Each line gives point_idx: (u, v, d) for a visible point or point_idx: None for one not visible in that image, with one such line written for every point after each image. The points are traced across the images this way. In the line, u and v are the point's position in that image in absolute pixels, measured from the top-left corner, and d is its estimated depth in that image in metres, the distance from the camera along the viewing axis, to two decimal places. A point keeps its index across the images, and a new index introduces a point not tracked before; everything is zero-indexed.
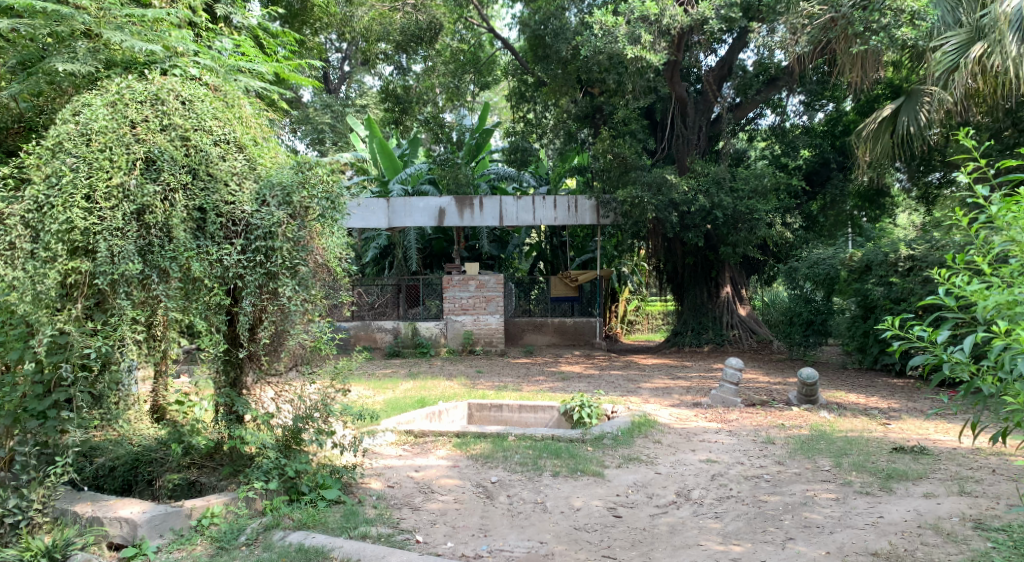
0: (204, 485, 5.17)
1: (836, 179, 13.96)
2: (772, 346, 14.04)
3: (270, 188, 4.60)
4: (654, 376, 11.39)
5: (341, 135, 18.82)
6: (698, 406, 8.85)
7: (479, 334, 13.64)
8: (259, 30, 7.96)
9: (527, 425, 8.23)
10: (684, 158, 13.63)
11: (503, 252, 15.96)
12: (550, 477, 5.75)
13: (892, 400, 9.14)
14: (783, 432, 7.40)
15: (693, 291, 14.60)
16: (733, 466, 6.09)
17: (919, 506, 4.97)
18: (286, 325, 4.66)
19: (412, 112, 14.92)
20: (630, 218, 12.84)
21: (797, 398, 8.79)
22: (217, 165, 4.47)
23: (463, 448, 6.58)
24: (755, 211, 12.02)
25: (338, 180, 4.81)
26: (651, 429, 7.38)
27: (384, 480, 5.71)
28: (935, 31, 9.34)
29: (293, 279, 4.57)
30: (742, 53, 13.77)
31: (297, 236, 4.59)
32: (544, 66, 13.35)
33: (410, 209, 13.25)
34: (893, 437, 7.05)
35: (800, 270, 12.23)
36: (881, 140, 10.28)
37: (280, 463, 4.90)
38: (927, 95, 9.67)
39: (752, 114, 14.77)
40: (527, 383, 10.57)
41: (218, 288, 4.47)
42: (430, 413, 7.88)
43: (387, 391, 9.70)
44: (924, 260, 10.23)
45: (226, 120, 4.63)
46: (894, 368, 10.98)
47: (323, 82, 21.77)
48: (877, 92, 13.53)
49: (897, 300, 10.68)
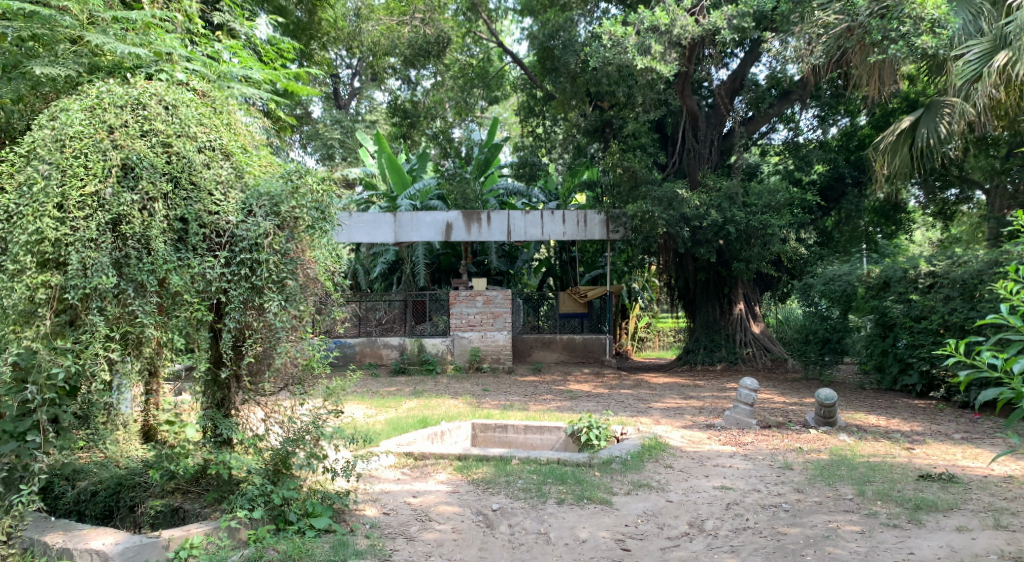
0: (187, 512, 4.81)
1: (852, 194, 13.64)
2: (787, 365, 13.67)
3: (256, 198, 4.35)
4: (666, 395, 11.05)
5: (350, 150, 18.69)
6: (711, 428, 8.50)
7: (486, 350, 13.33)
8: (258, 41, 7.72)
9: (532, 446, 7.92)
10: (696, 173, 13.36)
11: (512, 267, 15.69)
12: (555, 505, 5.43)
13: (915, 423, 8.78)
14: (801, 456, 7.06)
15: (704, 308, 14.28)
16: (750, 494, 5.75)
17: (952, 541, 4.64)
18: (272, 343, 4.41)
19: (420, 127, 14.70)
20: (641, 233, 12.54)
21: (815, 420, 8.47)
22: (201, 173, 4.22)
23: (464, 471, 6.28)
24: (769, 226, 11.70)
25: (329, 189, 4.56)
26: (661, 453, 7.04)
27: (379, 506, 5.41)
28: (956, 40, 9.06)
29: (280, 294, 4.32)
30: (755, 66, 13.54)
31: (285, 248, 4.34)
32: (552, 79, 13.12)
33: (418, 223, 12.97)
34: (918, 463, 6.70)
35: (815, 287, 11.89)
36: (900, 153, 9.93)
37: (266, 490, 4.61)
38: (947, 106, 9.36)
39: (765, 128, 14.49)
40: (535, 402, 10.26)
41: (199, 303, 4.22)
42: (432, 434, 7.59)
43: (391, 410, 9.41)
44: (945, 277, 9.89)
45: (212, 126, 4.38)
46: (914, 389, 10.62)
47: (333, 98, 21.63)
48: (893, 106, 13.24)
49: (916, 318, 10.33)
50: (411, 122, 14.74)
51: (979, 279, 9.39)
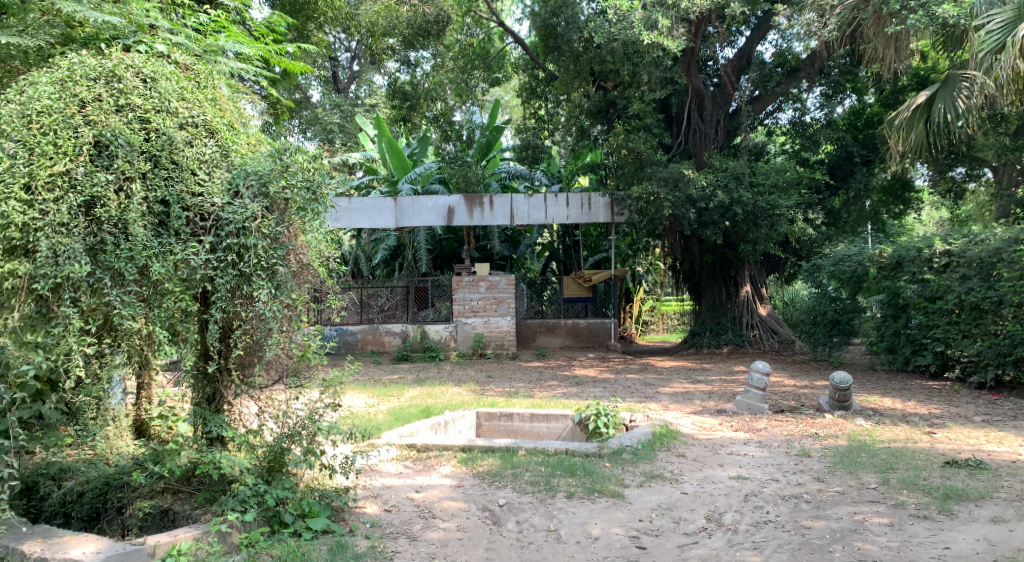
0: (178, 513, 4.57)
1: (860, 173, 13.26)
2: (795, 347, 13.41)
3: (243, 177, 4.07)
4: (673, 380, 10.81)
5: (350, 135, 18.39)
6: (723, 414, 8.24)
7: (490, 336, 13.07)
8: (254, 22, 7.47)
9: (539, 436, 7.67)
10: (702, 153, 13.01)
11: (515, 252, 15.41)
12: (564, 499, 5.18)
13: (932, 406, 8.52)
14: (818, 443, 6.81)
15: (711, 290, 13.99)
16: (768, 485, 5.49)
17: (989, 534, 4.40)
18: (263, 335, 4.15)
19: (419, 109, 14.53)
20: (646, 215, 12.22)
21: (829, 405, 8.21)
22: (181, 152, 3.94)
23: (469, 464, 6.03)
24: (776, 206, 11.40)
25: (321, 168, 4.27)
26: (673, 441, 6.78)
27: (381, 502, 5.20)
28: (976, 10, 8.65)
29: (270, 282, 4.05)
30: (761, 43, 13.20)
31: (274, 232, 4.06)
32: (555, 57, 12.79)
33: (418, 208, 12.68)
34: (941, 449, 6.45)
35: (824, 268, 11.59)
36: (915, 129, 9.56)
37: (259, 490, 4.36)
38: (965, 80, 9.08)
39: (770, 108, 14.09)
40: (540, 388, 10.02)
41: (183, 292, 3.95)
42: (436, 424, 7.35)
43: (393, 399, 9.19)
44: (962, 256, 9.56)
45: (195, 100, 4.10)
46: (929, 370, 10.32)
47: (332, 81, 21.27)
48: (904, 83, 12.89)
49: (931, 299, 10.05)
50: (411, 104, 14.67)
51: (998, 257, 9.05)
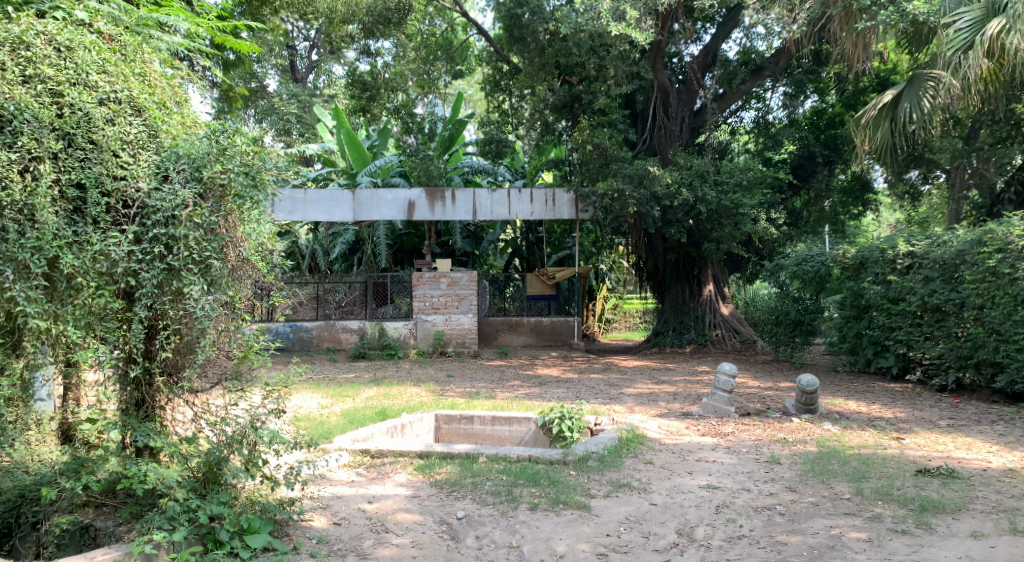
0: (99, 530, 4.18)
1: (823, 173, 13.11)
2: (757, 347, 13.29)
3: (174, 161, 3.72)
4: (637, 380, 10.58)
5: (308, 126, 17.89)
6: (688, 417, 8.02)
7: (450, 334, 12.71)
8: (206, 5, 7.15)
9: (500, 439, 7.34)
10: (667, 151, 12.79)
11: (477, 248, 15.06)
12: (527, 511, 4.88)
13: (896, 408, 8.41)
14: (787, 448, 6.61)
15: (674, 289, 13.81)
16: (739, 494, 5.25)
17: (970, 550, 4.21)
18: (196, 336, 3.80)
19: (381, 100, 13.76)
20: (610, 213, 11.95)
21: (795, 407, 8.03)
22: (99, 131, 3.56)
23: (426, 472, 5.69)
24: (740, 206, 11.22)
25: (261, 152, 3.91)
26: (639, 446, 6.50)
27: (330, 514, 4.87)
28: (945, 8, 8.51)
29: (202, 277, 3.71)
30: (726, 41, 13.02)
31: (208, 222, 3.71)
32: (519, 49, 12.33)
33: (378, 202, 12.24)
34: (910, 455, 6.28)
35: (786, 268, 11.51)
36: (881, 128, 9.42)
37: (190, 506, 3.98)
38: (931, 79, 8.91)
39: (734, 107, 13.93)
40: (502, 388, 9.71)
41: (101, 287, 3.58)
42: (392, 428, 7.01)
43: (348, 399, 8.80)
44: (925, 257, 9.42)
45: (117, 74, 3.71)
46: (890, 371, 10.22)
47: (289, 70, 20.73)
48: (865, 83, 12.83)
49: (894, 300, 9.94)
50: (371, 94, 13.87)
51: (960, 259, 8.88)
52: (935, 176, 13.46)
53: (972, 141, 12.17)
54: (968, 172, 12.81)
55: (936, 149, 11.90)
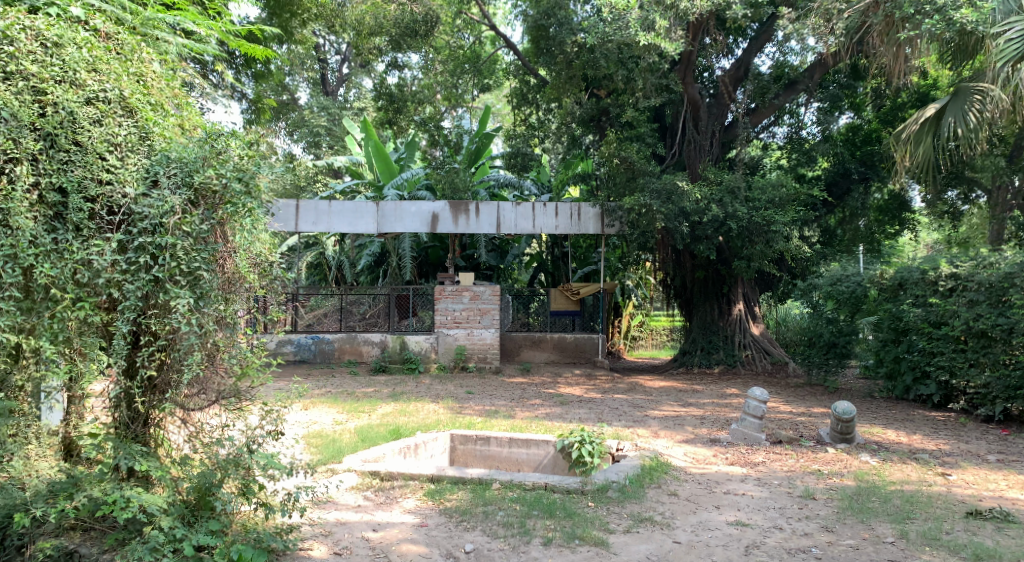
0: (83, 557, 3.91)
1: (858, 192, 12.67)
2: (788, 369, 12.82)
3: (164, 165, 3.69)
4: (663, 401, 10.19)
5: (338, 138, 17.79)
6: (716, 443, 7.62)
7: (472, 349, 12.36)
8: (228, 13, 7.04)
9: (517, 462, 6.99)
10: (696, 165, 12.39)
11: (502, 262, 14.78)
12: (540, 547, 4.56)
13: (939, 440, 7.93)
14: (822, 481, 6.20)
15: (702, 307, 13.39)
16: (771, 533, 4.88)
17: None
18: (184, 353, 3.70)
19: (407, 112, 13.68)
20: (637, 228, 11.56)
21: (830, 436, 7.60)
22: (86, 134, 3.61)
23: (436, 497, 5.38)
24: (773, 223, 10.81)
25: (255, 156, 3.84)
26: (663, 476, 6.13)
27: (331, 543, 4.56)
28: (995, 17, 8.09)
29: (191, 289, 3.63)
30: (759, 55, 12.65)
31: (198, 230, 3.65)
32: (546, 61, 12.07)
33: (401, 214, 11.98)
34: (957, 494, 5.84)
35: (820, 288, 11.05)
36: (924, 144, 8.94)
37: (176, 536, 3.73)
38: (977, 93, 8.46)
39: (766, 122, 13.50)
40: (522, 407, 9.39)
41: (82, 299, 3.61)
42: (405, 447, 6.70)
43: (363, 416, 8.54)
44: (970, 280, 8.93)
45: (108, 72, 3.76)
46: (930, 399, 9.71)
47: (321, 83, 20.76)
48: (903, 99, 12.34)
49: (936, 324, 9.44)
50: (397, 107, 13.73)
51: (1009, 282, 8.45)
52: (976, 197, 12.93)
53: (1016, 160, 11.67)
54: (1011, 193, 12.31)
55: (978, 168, 11.43)
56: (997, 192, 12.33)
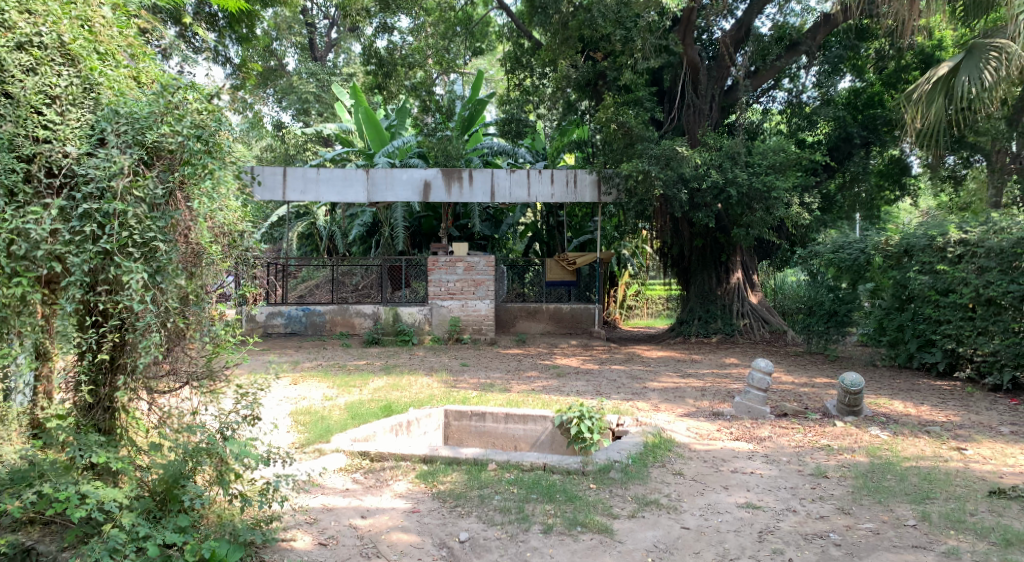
0: (41, 555, 3.57)
1: (859, 155, 12.17)
2: (788, 337, 12.53)
3: (111, 121, 3.43)
4: (662, 372, 9.89)
5: (327, 105, 17.24)
6: (720, 417, 7.32)
7: (466, 320, 12.03)
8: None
9: (514, 439, 6.69)
10: (695, 130, 11.92)
11: (496, 232, 14.37)
12: (540, 535, 4.26)
13: (949, 411, 7.64)
14: (833, 458, 5.90)
15: (700, 277, 13.07)
16: (784, 517, 4.59)
17: None
18: (139, 334, 3.41)
19: (396, 76, 13.06)
20: (634, 195, 11.15)
21: (838, 409, 7.30)
22: (19, 85, 3.34)
23: (429, 480, 5.06)
24: (773, 188, 10.43)
25: (215, 112, 3.58)
26: (668, 454, 5.82)
27: (316, 533, 4.25)
28: None
29: (146, 262, 3.35)
30: (759, 16, 12.17)
31: (153, 196, 3.38)
32: (541, 20, 11.48)
33: (392, 182, 11.54)
34: (976, 470, 5.56)
35: (821, 255, 10.69)
36: (936, 104, 8.49)
37: (139, 534, 3.41)
38: (993, 50, 8.05)
39: (766, 86, 13.02)
40: (518, 380, 9.08)
41: (20, 274, 3.30)
42: (397, 425, 6.39)
43: (354, 391, 8.21)
44: (980, 245, 8.60)
45: (44, 13, 3.47)
46: (936, 368, 9.39)
47: (309, 48, 20.17)
48: (908, 60, 11.89)
49: (944, 292, 9.09)
50: (387, 72, 13.16)
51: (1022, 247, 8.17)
52: (976, 161, 12.59)
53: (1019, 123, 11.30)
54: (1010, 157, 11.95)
55: (980, 131, 11.08)
56: (997, 155, 12.00)
